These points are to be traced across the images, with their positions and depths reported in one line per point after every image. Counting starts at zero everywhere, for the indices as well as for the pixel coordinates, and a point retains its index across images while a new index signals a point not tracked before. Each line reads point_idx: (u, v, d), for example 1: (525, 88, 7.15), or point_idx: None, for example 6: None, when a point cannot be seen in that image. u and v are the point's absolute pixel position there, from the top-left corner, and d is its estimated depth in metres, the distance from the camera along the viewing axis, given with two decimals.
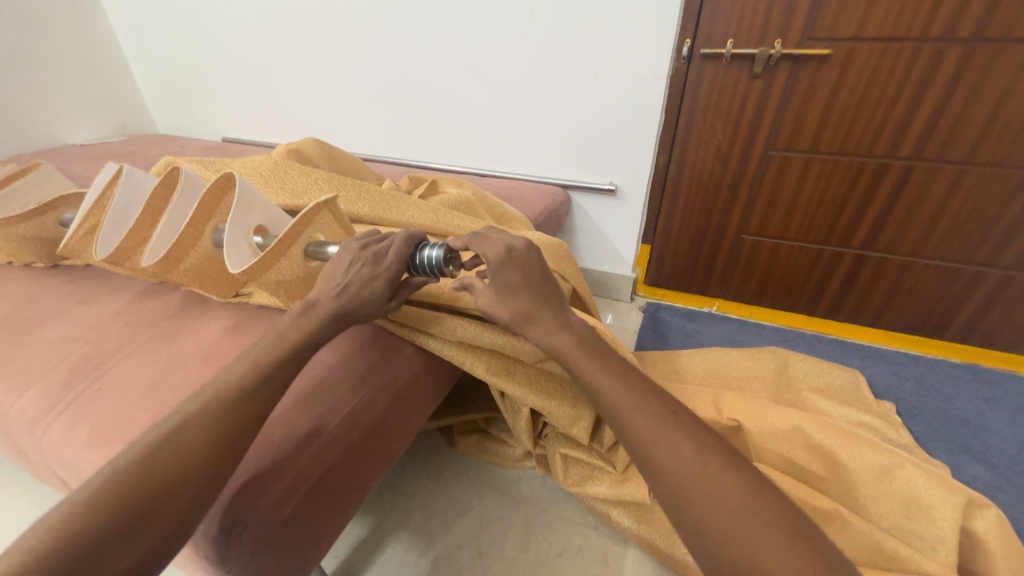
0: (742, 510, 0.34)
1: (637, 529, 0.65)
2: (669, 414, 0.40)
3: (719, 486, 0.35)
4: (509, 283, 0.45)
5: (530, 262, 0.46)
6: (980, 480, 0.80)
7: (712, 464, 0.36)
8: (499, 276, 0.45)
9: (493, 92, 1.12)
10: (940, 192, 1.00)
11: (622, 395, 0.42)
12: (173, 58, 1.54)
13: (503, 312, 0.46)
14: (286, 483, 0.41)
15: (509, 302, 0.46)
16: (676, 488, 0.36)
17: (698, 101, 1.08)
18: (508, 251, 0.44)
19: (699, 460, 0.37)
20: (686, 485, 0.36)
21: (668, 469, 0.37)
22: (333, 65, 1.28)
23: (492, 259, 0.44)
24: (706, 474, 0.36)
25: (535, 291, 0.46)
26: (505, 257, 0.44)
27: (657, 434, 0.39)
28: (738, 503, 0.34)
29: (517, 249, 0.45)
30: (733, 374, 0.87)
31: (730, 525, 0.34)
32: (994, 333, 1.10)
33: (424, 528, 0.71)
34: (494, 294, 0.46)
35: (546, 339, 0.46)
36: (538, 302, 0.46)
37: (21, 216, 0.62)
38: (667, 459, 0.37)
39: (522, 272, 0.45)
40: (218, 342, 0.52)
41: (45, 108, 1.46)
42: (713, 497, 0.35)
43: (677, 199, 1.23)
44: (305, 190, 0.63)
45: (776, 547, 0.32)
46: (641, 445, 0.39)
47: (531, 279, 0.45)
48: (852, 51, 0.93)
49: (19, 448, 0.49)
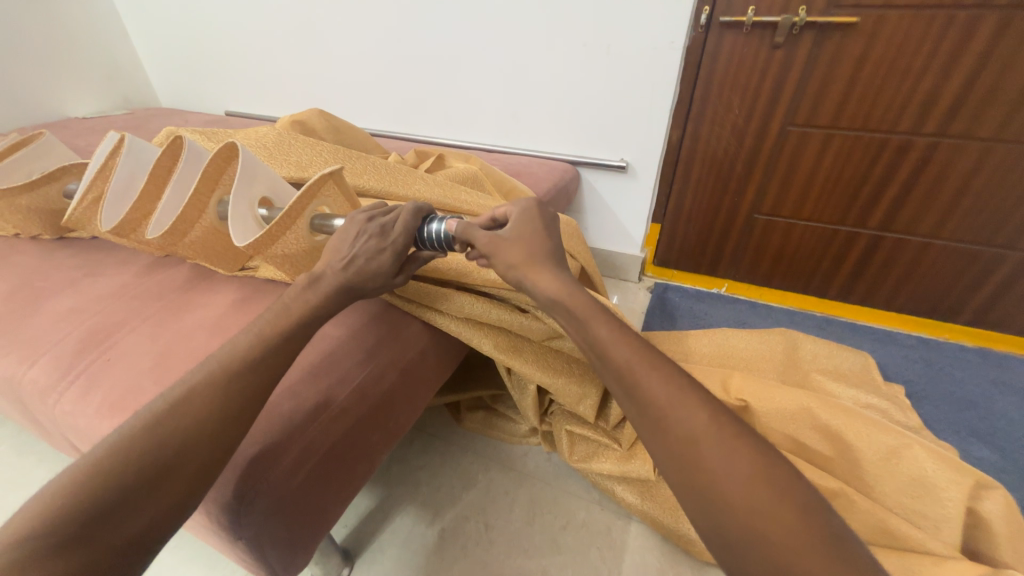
0: (752, 480, 0.33)
1: (641, 504, 0.66)
2: (684, 378, 0.38)
3: (730, 456, 0.34)
4: (529, 225, 0.47)
5: (551, 221, 0.49)
6: (986, 462, 0.80)
7: (724, 432, 0.35)
8: (522, 218, 0.47)
9: (502, 62, 1.08)
10: (964, 170, 0.97)
11: (634, 354, 0.40)
12: (173, 27, 1.50)
13: (517, 248, 0.45)
14: (296, 454, 0.42)
15: (523, 245, 0.45)
16: (685, 455, 0.35)
17: (715, 73, 1.04)
18: (534, 205, 0.49)
19: (711, 428, 0.35)
20: (696, 452, 0.35)
21: (678, 436, 0.36)
22: (337, 34, 1.24)
23: (519, 207, 0.48)
24: (718, 443, 0.35)
25: (551, 241, 0.47)
26: (531, 206, 0.48)
27: (670, 397, 0.37)
28: (748, 473, 0.34)
29: (543, 209, 0.49)
30: (741, 354, 0.86)
31: (738, 494, 0.33)
32: (1008, 317, 1.08)
33: (431, 500, 0.73)
34: (511, 233, 0.46)
35: (551, 289, 0.44)
36: (552, 255, 0.46)
37: (25, 187, 0.62)
38: (679, 425, 0.36)
39: (543, 223, 0.48)
40: (225, 315, 0.52)
41: (47, 79, 1.44)
42: (724, 466, 0.34)
43: (689, 177, 1.20)
44: (311, 162, 0.62)
45: (785, 517, 0.32)
46: (654, 408, 0.37)
47: (549, 233, 0.47)
48: (881, 19, 0.89)
49: (34, 416, 0.50)
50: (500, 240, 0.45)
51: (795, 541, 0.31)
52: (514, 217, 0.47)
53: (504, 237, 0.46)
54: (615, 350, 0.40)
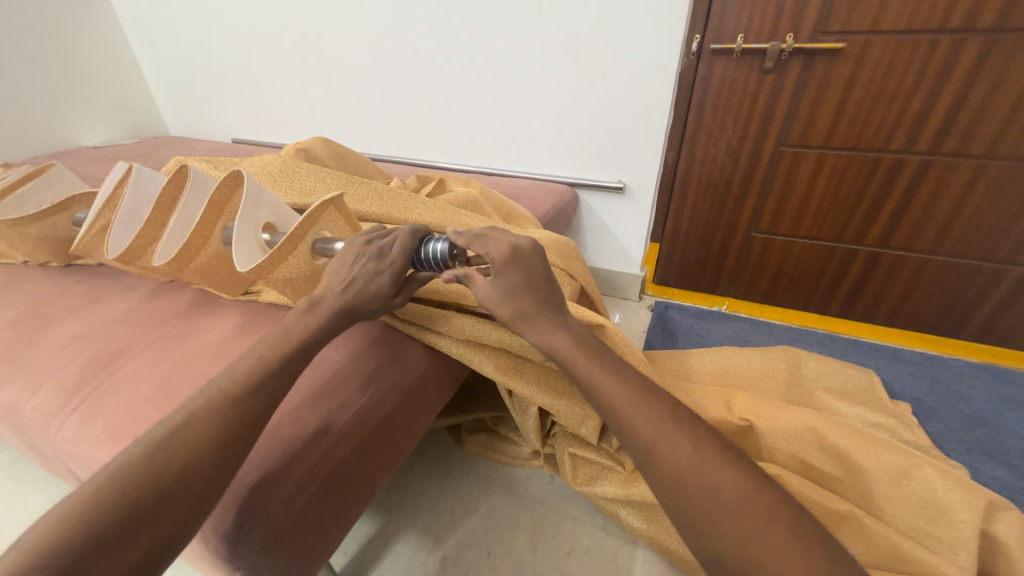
0: (744, 505, 0.33)
1: (646, 529, 0.64)
2: (667, 410, 0.39)
3: (717, 482, 0.34)
4: (512, 282, 0.45)
5: (534, 263, 0.46)
6: (999, 482, 0.78)
7: (710, 457, 0.36)
8: (503, 274, 0.45)
9: (501, 90, 1.12)
10: (959, 187, 0.98)
11: (621, 391, 0.40)
12: (183, 60, 1.55)
13: (503, 311, 0.45)
14: (295, 480, 0.41)
15: (510, 302, 0.45)
16: (674, 486, 0.35)
17: (708, 97, 1.07)
18: (514, 250, 0.45)
19: (697, 455, 0.36)
20: (684, 482, 0.35)
21: (665, 467, 0.36)
22: (339, 64, 1.28)
23: (497, 258, 0.44)
24: (705, 469, 0.35)
25: (536, 289, 0.46)
26: (512, 255, 0.45)
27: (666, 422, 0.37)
28: (738, 498, 0.34)
29: (523, 248, 0.46)
30: (744, 373, 0.86)
31: (731, 521, 0.33)
32: (1013, 332, 1.07)
33: (432, 527, 0.71)
34: (497, 291, 0.45)
35: (542, 344, 0.45)
36: (541, 302, 0.46)
37: (35, 216, 0.63)
38: (664, 456, 0.36)
39: (525, 268, 0.45)
40: (227, 340, 0.53)
41: (61, 111, 1.49)
42: (714, 493, 0.34)
43: (686, 197, 1.22)
44: (313, 189, 0.64)
45: (779, 543, 0.32)
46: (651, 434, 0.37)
47: (533, 278, 0.46)
48: (867, 44, 0.91)
49: (34, 445, 0.50)
50: (489, 300, 0.46)
51: (792, 567, 0.31)
52: (495, 273, 0.45)
53: (491, 296, 0.46)
54: (601, 386, 0.41)
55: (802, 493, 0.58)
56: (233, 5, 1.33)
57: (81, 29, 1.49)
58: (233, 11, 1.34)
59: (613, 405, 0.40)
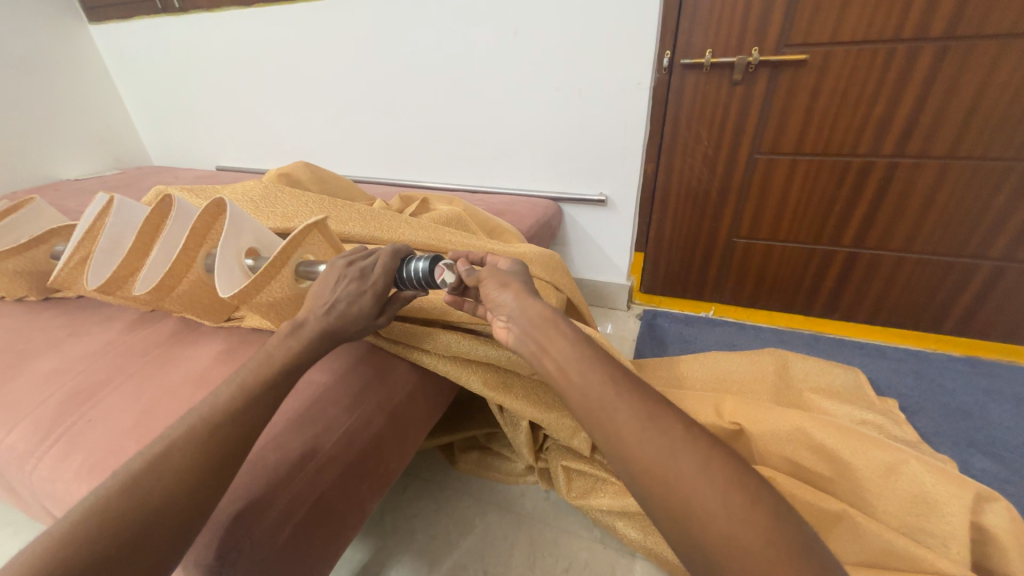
0: (724, 487, 0.33)
1: (643, 540, 0.64)
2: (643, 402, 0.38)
3: (699, 472, 0.34)
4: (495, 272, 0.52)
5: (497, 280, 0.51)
6: (987, 473, 0.79)
7: (684, 441, 0.35)
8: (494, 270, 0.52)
9: (480, 110, 1.14)
10: (926, 186, 1.02)
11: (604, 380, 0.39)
12: (166, 92, 1.56)
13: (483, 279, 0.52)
14: (282, 507, 0.41)
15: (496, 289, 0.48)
16: (649, 479, 0.35)
17: (682, 109, 1.11)
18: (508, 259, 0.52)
19: (673, 442, 0.35)
20: (660, 471, 0.35)
21: (640, 462, 0.35)
22: (320, 89, 1.30)
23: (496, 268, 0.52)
24: (679, 456, 0.34)
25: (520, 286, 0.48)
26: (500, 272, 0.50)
27: (644, 421, 0.37)
28: (716, 485, 0.33)
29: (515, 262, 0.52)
30: (733, 378, 0.86)
31: (713, 505, 0.32)
32: (991, 324, 1.09)
33: (427, 549, 0.70)
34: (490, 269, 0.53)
35: None
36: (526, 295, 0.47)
37: (11, 251, 0.62)
38: (636, 448, 0.36)
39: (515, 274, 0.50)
40: (210, 367, 0.52)
41: (42, 145, 1.48)
42: (693, 480, 0.33)
43: (667, 208, 1.25)
44: (296, 213, 0.64)
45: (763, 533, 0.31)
46: (620, 433, 0.37)
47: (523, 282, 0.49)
48: (828, 55, 0.95)
49: (10, 485, 0.48)
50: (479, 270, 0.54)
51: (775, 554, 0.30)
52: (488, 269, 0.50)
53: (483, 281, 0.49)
54: (584, 378, 0.40)
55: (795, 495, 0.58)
56: (213, 36, 1.35)
57: (62, 63, 1.50)
58: (213, 42, 1.36)
59: (594, 406, 0.39)
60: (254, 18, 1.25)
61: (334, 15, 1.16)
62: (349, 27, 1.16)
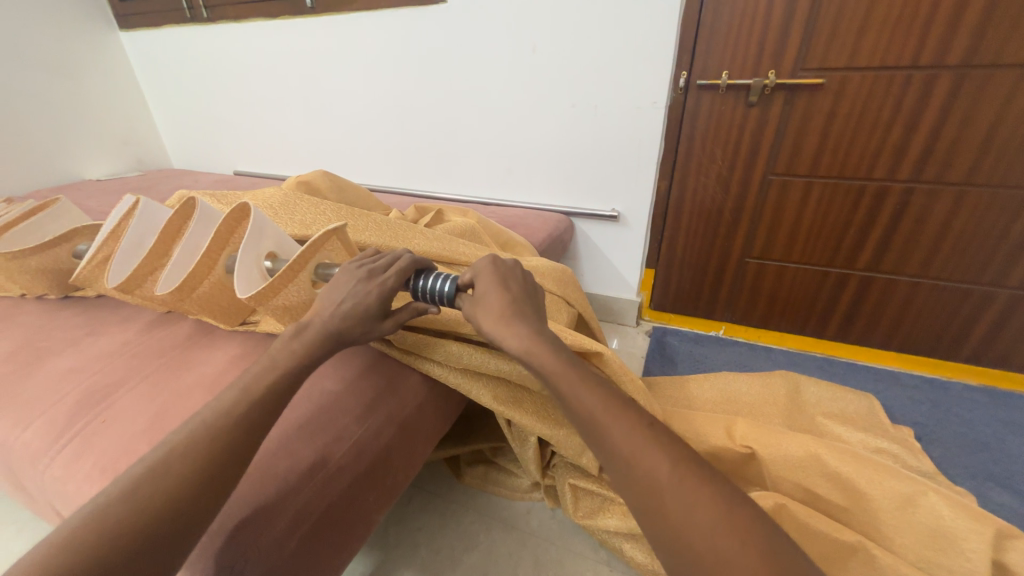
0: (716, 525, 0.33)
1: (649, 563, 0.63)
2: (646, 424, 0.37)
3: (694, 506, 0.33)
4: (486, 286, 0.44)
5: (509, 275, 0.46)
6: (1006, 508, 0.77)
7: (681, 477, 0.34)
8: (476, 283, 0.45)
9: (497, 124, 1.16)
10: (943, 213, 1.01)
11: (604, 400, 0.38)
12: (190, 98, 1.61)
13: (494, 301, 0.43)
14: (290, 517, 0.41)
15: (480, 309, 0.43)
16: (652, 506, 0.35)
17: (697, 129, 1.11)
18: (489, 263, 0.47)
19: (667, 476, 0.35)
20: (656, 502, 0.34)
21: (638, 489, 0.35)
22: (340, 100, 1.33)
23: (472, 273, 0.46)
24: (673, 491, 0.34)
25: (508, 295, 0.44)
26: (489, 266, 0.46)
27: (634, 447, 0.36)
28: (707, 521, 0.33)
29: (500, 264, 0.47)
30: (744, 400, 0.85)
31: (704, 543, 0.32)
32: (1009, 354, 1.07)
33: (430, 564, 0.69)
34: (468, 303, 0.45)
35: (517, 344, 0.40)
36: (513, 309, 0.43)
37: (34, 249, 0.63)
38: (637, 474, 0.35)
39: (499, 279, 0.45)
40: (224, 371, 0.53)
41: (66, 146, 1.52)
42: (684, 516, 0.33)
43: (680, 225, 1.24)
44: (315, 220, 0.65)
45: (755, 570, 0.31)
46: (621, 459, 0.36)
47: (511, 289, 0.45)
48: (845, 80, 0.96)
49: (22, 483, 0.49)
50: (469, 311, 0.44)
51: None
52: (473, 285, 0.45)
53: (472, 302, 0.45)
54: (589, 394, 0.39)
55: (810, 525, 0.57)
56: (238, 45, 1.38)
57: (93, 68, 1.55)
58: (237, 52, 1.40)
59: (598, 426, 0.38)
60: (279, 31, 1.29)
61: (357, 30, 1.19)
62: (371, 42, 1.19)
